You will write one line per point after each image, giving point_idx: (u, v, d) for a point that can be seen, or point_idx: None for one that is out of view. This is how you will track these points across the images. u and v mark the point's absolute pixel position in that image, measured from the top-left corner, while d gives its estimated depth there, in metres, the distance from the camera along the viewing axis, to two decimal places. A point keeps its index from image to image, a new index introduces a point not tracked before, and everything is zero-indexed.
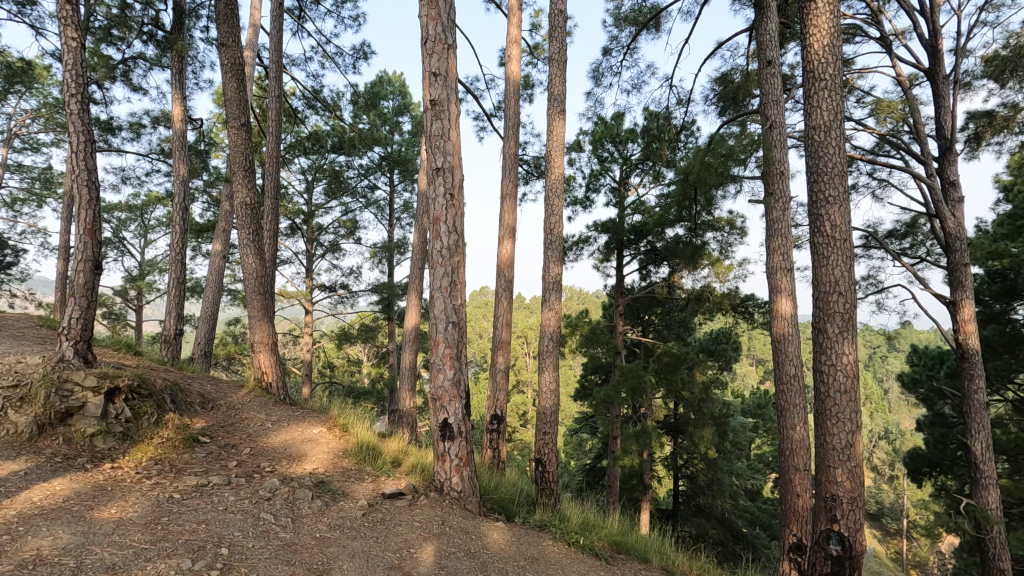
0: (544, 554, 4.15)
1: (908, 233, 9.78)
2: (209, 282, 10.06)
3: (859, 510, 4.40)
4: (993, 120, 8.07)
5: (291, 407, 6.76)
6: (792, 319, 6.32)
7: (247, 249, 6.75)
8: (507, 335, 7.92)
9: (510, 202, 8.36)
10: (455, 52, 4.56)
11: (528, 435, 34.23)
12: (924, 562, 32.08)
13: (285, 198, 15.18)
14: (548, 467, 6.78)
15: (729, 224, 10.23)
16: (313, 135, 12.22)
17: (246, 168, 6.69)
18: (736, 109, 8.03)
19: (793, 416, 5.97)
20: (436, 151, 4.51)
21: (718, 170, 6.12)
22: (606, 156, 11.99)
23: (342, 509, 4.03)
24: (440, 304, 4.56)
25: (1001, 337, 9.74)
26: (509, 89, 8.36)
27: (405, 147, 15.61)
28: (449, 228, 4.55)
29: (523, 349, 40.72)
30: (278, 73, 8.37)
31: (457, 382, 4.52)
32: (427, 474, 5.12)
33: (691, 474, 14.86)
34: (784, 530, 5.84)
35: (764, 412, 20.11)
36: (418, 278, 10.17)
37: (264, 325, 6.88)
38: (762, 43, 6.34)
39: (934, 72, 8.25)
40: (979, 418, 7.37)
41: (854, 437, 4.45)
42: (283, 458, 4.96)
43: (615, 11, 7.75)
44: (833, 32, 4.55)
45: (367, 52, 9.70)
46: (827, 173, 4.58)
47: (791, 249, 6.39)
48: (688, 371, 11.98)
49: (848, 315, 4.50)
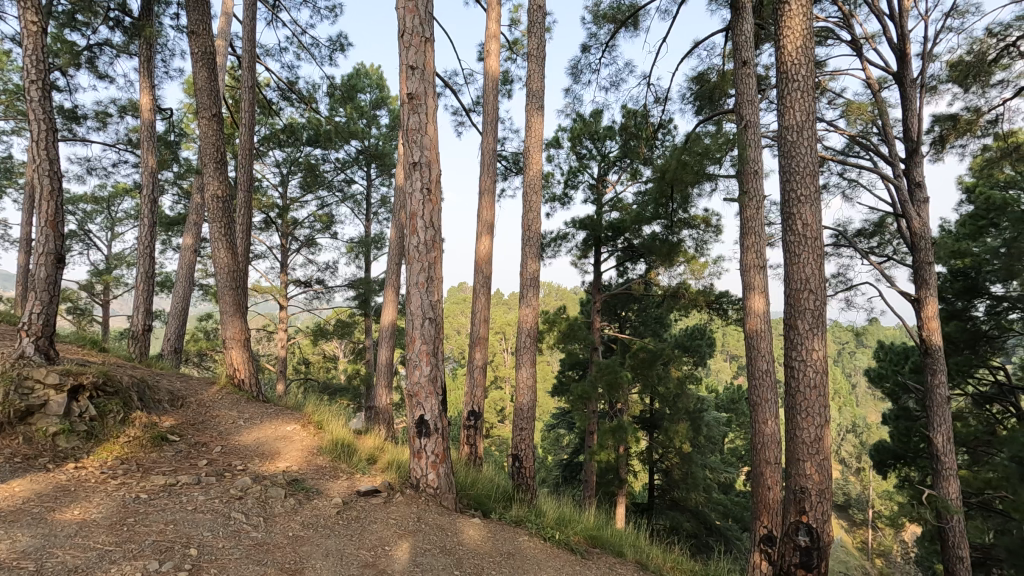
0: (519, 549, 4.15)
1: (876, 232, 10.06)
2: (179, 276, 9.78)
3: (826, 501, 4.50)
4: (957, 123, 8.31)
5: (264, 404, 6.62)
6: (764, 315, 6.43)
7: (219, 243, 6.59)
8: (484, 331, 7.89)
9: (488, 198, 8.32)
10: (433, 45, 4.52)
11: (504, 431, 35.03)
12: (888, 550, 33.41)
13: (258, 192, 14.87)
14: (524, 463, 6.76)
15: (704, 222, 10.43)
16: (288, 127, 11.99)
17: (217, 160, 6.52)
18: (712, 108, 8.12)
19: (765, 410, 6.11)
20: (413, 146, 4.47)
21: (693, 169, 6.20)
22: (585, 154, 12.06)
23: (315, 507, 3.97)
24: (417, 299, 4.53)
25: (962, 334, 10.05)
26: (487, 83, 8.31)
27: (383, 141, 15.42)
28: (426, 223, 4.51)
29: (501, 345, 41.06)
30: (251, 64, 8.15)
31: (434, 378, 4.50)
32: (403, 471, 5.09)
33: (666, 469, 15.13)
34: (755, 522, 5.95)
35: (737, 406, 20.58)
36: (395, 273, 10.07)
37: (236, 321, 6.72)
38: (737, 43, 6.42)
39: (902, 75, 8.47)
40: (941, 413, 7.60)
41: (823, 431, 4.55)
42: (256, 456, 4.87)
43: (594, 8, 7.75)
44: (806, 34, 4.62)
45: (344, 44, 9.58)
46: (799, 172, 4.67)
47: (764, 247, 6.49)
48: (664, 367, 12.10)
49: (818, 313, 4.60)
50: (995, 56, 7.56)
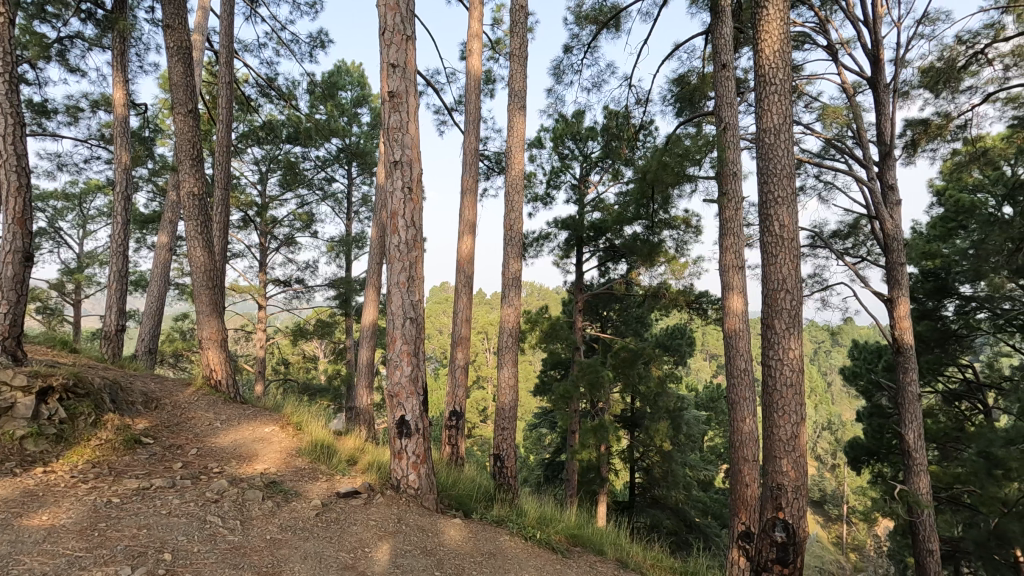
0: (500, 549, 4.15)
1: (851, 233, 10.29)
2: (154, 275, 9.56)
3: (802, 498, 4.58)
4: (928, 127, 8.53)
5: (242, 406, 6.51)
6: (743, 315, 6.53)
7: (194, 241, 6.46)
8: (466, 331, 7.87)
9: (470, 197, 8.30)
10: (414, 43, 4.50)
11: (487, 431, 35.01)
12: (862, 545, 34.23)
13: (236, 189, 14.62)
14: (506, 463, 6.76)
15: (684, 222, 10.55)
16: (267, 124, 11.82)
17: (193, 157, 6.41)
18: (692, 110, 8.21)
19: (743, 409, 6.20)
20: (394, 144, 4.44)
21: (674, 170, 6.26)
22: (567, 154, 12.10)
23: (293, 510, 3.92)
24: (398, 299, 4.50)
25: (933, 333, 10.33)
26: (469, 82, 8.28)
27: (364, 140, 15.30)
28: (407, 222, 4.48)
29: (483, 344, 41.00)
30: (229, 59, 8.01)
31: (414, 378, 4.47)
32: (384, 472, 5.05)
33: (646, 467, 15.28)
34: (734, 519, 6.03)
35: (716, 405, 20.86)
36: (376, 273, 9.99)
37: (213, 321, 6.59)
38: (717, 46, 6.51)
39: (876, 80, 8.66)
40: (912, 410, 7.79)
41: (798, 429, 4.63)
42: (233, 458, 4.79)
43: (576, 8, 7.78)
44: (783, 38, 4.70)
45: (324, 41, 9.48)
46: (776, 174, 4.74)
47: (742, 248, 6.59)
48: (645, 366, 12.22)
49: (795, 313, 4.68)
50: (965, 63, 7.76)
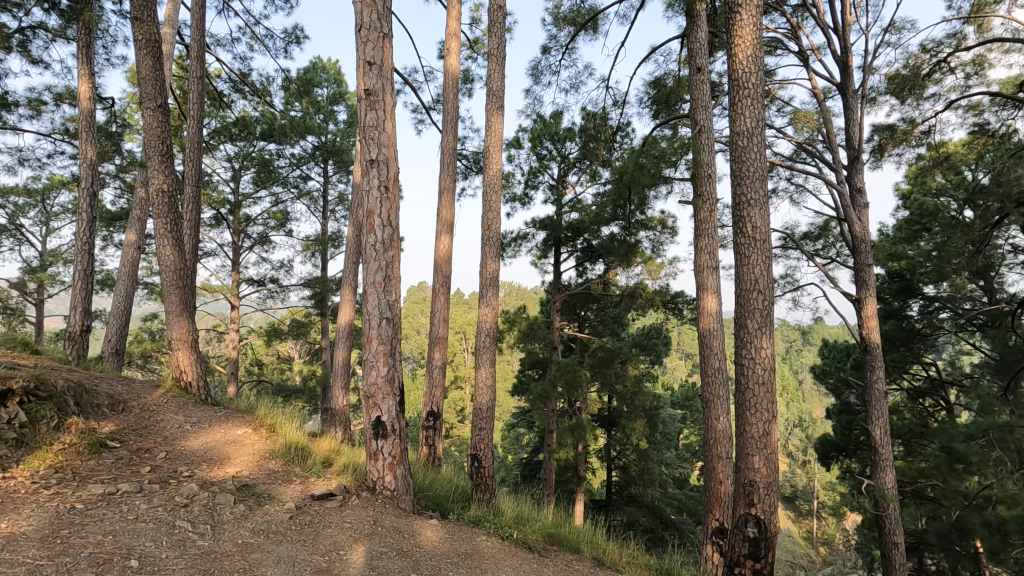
0: (477, 550, 4.14)
1: (821, 235, 10.55)
2: (121, 274, 9.29)
3: (773, 494, 4.67)
4: (894, 133, 8.80)
5: (213, 408, 6.37)
6: (716, 315, 6.64)
7: (164, 239, 6.30)
8: (444, 331, 7.84)
9: (448, 197, 8.27)
10: (391, 41, 4.46)
11: (464, 431, 34.95)
12: (831, 539, 35.25)
13: (208, 187, 14.30)
14: (483, 463, 6.75)
15: (661, 223, 10.68)
16: (241, 121, 11.58)
17: (162, 154, 6.26)
18: (668, 113, 8.32)
19: (716, 407, 6.31)
20: (370, 142, 4.40)
21: (650, 171, 6.34)
22: (545, 154, 12.16)
23: (266, 513, 3.86)
24: (373, 299, 4.46)
25: (898, 333, 10.62)
26: (447, 82, 8.25)
27: (340, 138, 15.12)
28: (383, 221, 4.45)
29: (461, 344, 40.96)
30: (200, 53, 7.83)
31: (391, 379, 4.44)
32: (359, 473, 5.00)
33: (623, 466, 15.44)
34: (707, 515, 6.12)
35: (691, 403, 21.22)
36: (353, 272, 9.88)
37: (183, 321, 6.43)
38: (693, 50, 6.62)
39: (845, 86, 8.88)
40: (878, 407, 8.02)
41: (769, 426, 4.73)
42: (203, 461, 4.68)
43: (554, 10, 7.81)
44: (756, 43, 4.79)
45: (300, 37, 9.33)
46: (749, 177, 4.83)
47: (716, 248, 6.70)
48: (622, 365, 12.33)
49: (766, 313, 4.78)
50: (929, 71, 8.02)
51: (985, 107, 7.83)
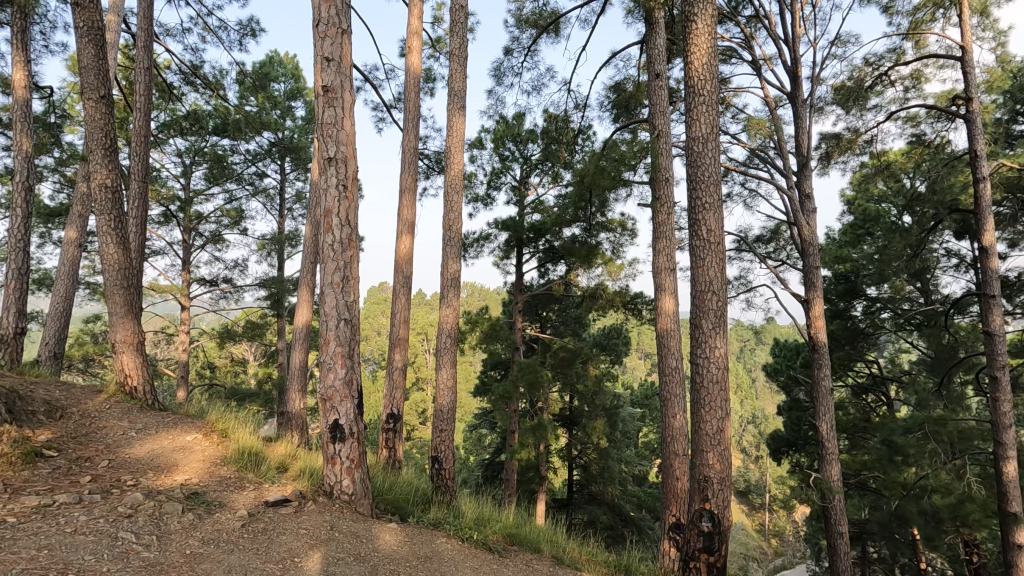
0: (437, 552, 4.11)
1: (772, 238, 10.96)
2: (60, 274, 8.78)
3: (726, 489, 4.81)
4: (840, 141, 9.22)
5: (161, 413, 6.08)
6: (674, 315, 6.81)
7: (107, 237, 6.00)
8: (405, 332, 7.74)
9: (409, 196, 8.19)
10: (350, 37, 4.39)
11: (426, 433, 34.69)
12: (782, 531, 36.70)
13: (156, 182, 13.69)
14: (444, 465, 6.71)
15: (621, 225, 10.86)
16: (192, 114, 11.15)
17: (105, 147, 5.96)
18: (628, 117, 8.48)
19: (673, 405, 6.46)
20: (328, 140, 4.32)
21: (611, 174, 6.44)
22: (507, 155, 12.18)
23: (217, 522, 3.72)
24: (331, 300, 4.38)
25: (843, 332, 11.12)
26: (409, 80, 8.17)
27: (298, 135, 14.76)
28: (341, 221, 4.37)
29: (422, 345, 40.61)
30: (148, 43, 7.49)
31: (349, 381, 4.36)
32: (316, 478, 4.89)
33: (584, 465, 15.62)
34: (665, 511, 6.24)
35: (650, 402, 21.69)
36: (310, 273, 9.65)
37: (128, 323, 6.10)
38: (651, 56, 6.77)
39: (795, 96, 9.26)
40: (825, 403, 8.37)
41: (724, 423, 4.87)
42: (149, 470, 4.48)
43: (516, 12, 7.85)
44: (711, 52, 4.95)
45: (255, 29, 9.06)
46: (704, 181, 4.97)
47: (674, 250, 6.86)
48: (583, 365, 12.48)
49: (720, 313, 4.93)
50: (871, 83, 8.45)
51: (922, 119, 8.30)
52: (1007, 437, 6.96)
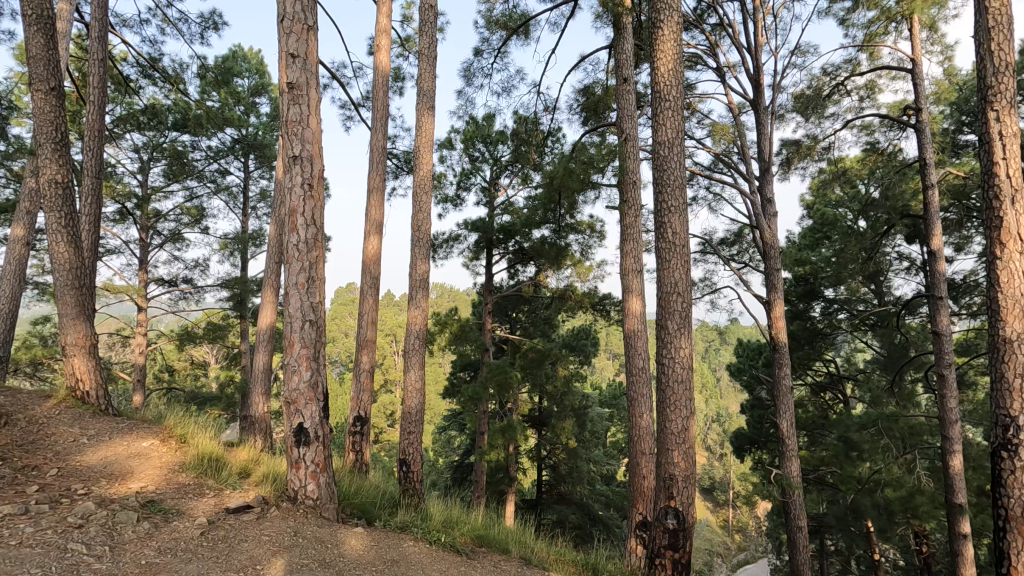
0: (404, 555, 4.08)
1: (735, 241, 11.25)
2: (5, 273, 8.34)
3: (691, 486, 4.91)
4: (800, 148, 9.53)
5: (115, 419, 5.84)
6: (641, 316, 6.91)
7: (57, 236, 5.74)
8: (373, 334, 7.64)
9: (377, 196, 8.09)
10: (317, 34, 4.32)
11: (394, 435, 34.33)
12: (745, 526, 37.67)
13: (111, 178, 13.15)
14: (412, 467, 6.65)
15: (589, 227, 10.97)
16: (150, 109, 10.75)
17: (55, 141, 5.71)
18: (597, 120, 8.58)
19: (640, 405, 6.56)
20: (293, 138, 4.24)
21: (579, 176, 6.51)
22: (477, 156, 12.16)
23: (174, 530, 3.60)
24: (296, 301, 4.29)
25: (803, 332, 11.48)
26: (377, 79, 8.07)
27: (263, 131, 14.41)
28: (306, 221, 4.29)
29: (391, 347, 40.14)
30: (103, 33, 7.19)
31: (314, 384, 4.28)
32: (279, 483, 4.78)
33: (553, 465, 15.70)
34: (632, 509, 6.32)
35: (618, 402, 21.97)
36: (275, 273, 9.43)
37: (79, 325, 5.83)
38: (619, 61, 6.87)
39: (757, 103, 9.52)
40: (786, 401, 8.62)
41: (688, 422, 4.97)
42: (102, 478, 4.30)
43: (486, 13, 7.85)
44: (677, 58, 5.05)
45: (218, 22, 8.80)
46: (670, 184, 5.07)
47: (641, 252, 6.97)
48: (552, 366, 12.56)
49: (685, 314, 5.03)
50: (829, 92, 8.76)
51: (875, 127, 8.65)
52: (953, 432, 7.30)
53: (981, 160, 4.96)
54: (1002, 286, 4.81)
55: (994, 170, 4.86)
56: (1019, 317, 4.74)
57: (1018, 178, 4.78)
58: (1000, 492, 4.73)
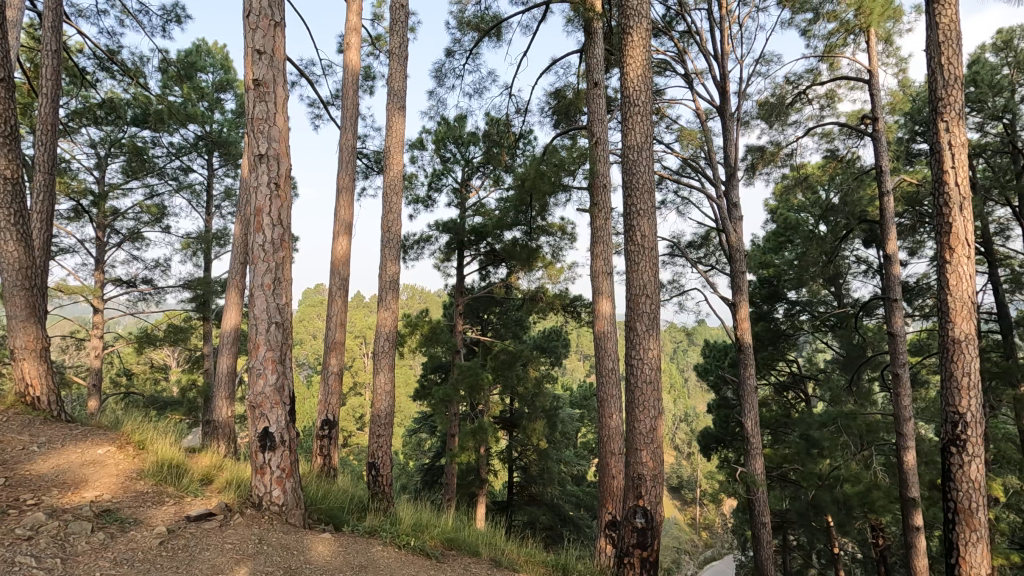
0: (372, 560, 4.03)
1: (703, 244, 11.49)
2: None
3: (659, 485, 4.98)
4: (764, 154, 9.80)
5: (68, 425, 5.59)
6: (610, 318, 6.99)
7: (6, 234, 5.47)
8: (341, 336, 7.52)
9: (346, 196, 7.97)
10: (284, 31, 4.25)
11: (363, 439, 33.90)
12: (712, 523, 38.46)
13: (65, 174, 12.62)
14: (382, 471, 6.57)
15: (560, 229, 11.05)
16: (107, 103, 10.36)
17: (4, 135, 5.44)
18: (568, 123, 8.65)
19: (610, 406, 6.63)
20: (259, 136, 4.14)
21: (551, 179, 6.55)
22: (449, 157, 12.11)
23: (131, 540, 3.48)
24: (261, 303, 4.19)
25: (767, 333, 11.79)
26: (347, 77, 7.97)
27: (228, 129, 14.06)
28: (272, 221, 4.20)
29: (360, 349, 39.57)
30: (57, 24, 6.89)
31: (280, 387, 4.19)
32: (243, 489, 4.67)
33: (524, 466, 15.74)
34: (601, 509, 6.37)
35: (588, 403, 22.17)
36: (239, 274, 9.21)
37: (30, 327, 5.57)
38: (590, 65, 6.94)
39: (724, 109, 9.75)
40: (750, 400, 8.83)
41: (656, 422, 5.05)
42: (53, 487, 4.11)
43: (458, 14, 7.82)
44: (645, 63, 5.13)
45: (181, 16, 8.54)
46: (639, 188, 5.14)
47: (611, 255, 7.06)
48: (523, 368, 12.59)
49: (653, 315, 5.11)
50: (791, 100, 9.04)
51: (835, 135, 8.97)
52: (907, 429, 7.60)
53: (932, 169, 5.19)
54: (951, 288, 5.03)
55: (944, 178, 5.09)
56: (967, 318, 4.97)
57: (965, 185, 5.02)
58: (949, 486, 4.96)
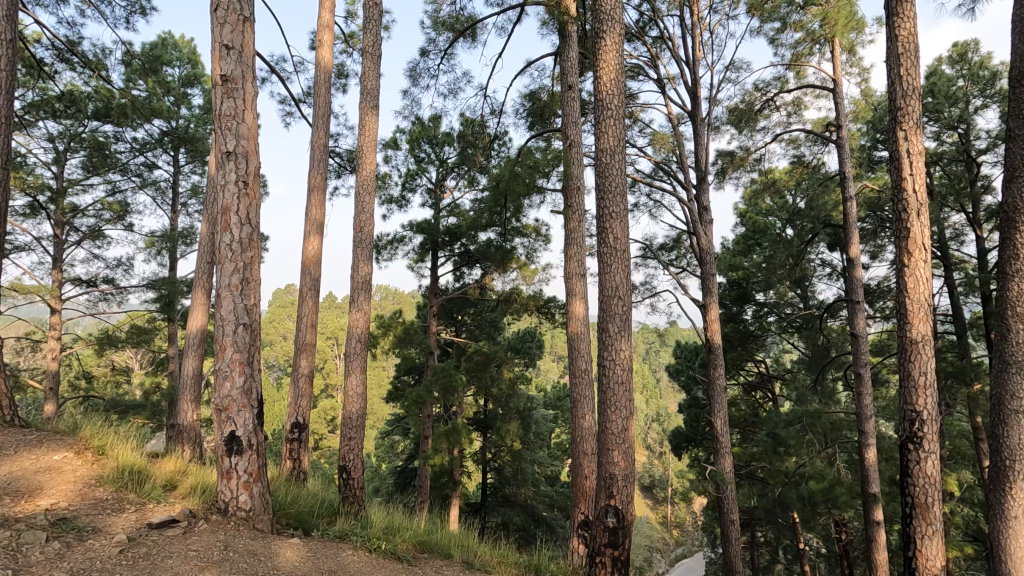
0: (342, 565, 3.97)
1: (674, 247, 11.68)
2: None
3: (630, 484, 5.04)
4: (733, 158, 10.02)
5: (22, 431, 5.35)
6: (583, 319, 7.04)
7: None
8: (312, 337, 7.39)
9: (318, 195, 7.86)
10: (253, 26, 4.16)
11: (334, 442, 33.39)
12: (682, 521, 39.08)
13: (20, 168, 12.10)
14: (353, 474, 6.48)
15: (535, 231, 11.09)
16: (67, 96, 9.96)
17: None
18: (542, 125, 8.69)
19: (583, 406, 6.67)
20: (227, 133, 4.05)
21: (525, 180, 6.56)
22: (423, 157, 12.04)
23: (89, 548, 3.36)
24: (228, 304, 4.10)
25: (736, 334, 12.03)
26: (319, 75, 7.84)
27: (195, 124, 13.71)
28: (240, 220, 4.12)
29: (332, 350, 38.96)
30: (12, 12, 6.57)
31: (247, 390, 4.09)
32: (208, 495, 4.55)
33: (498, 467, 15.72)
34: (574, 509, 6.40)
35: (562, 403, 22.28)
36: (206, 274, 8.98)
37: None
38: (564, 68, 6.97)
39: (695, 114, 9.93)
40: (719, 400, 8.99)
41: (627, 422, 5.11)
42: (5, 494, 3.94)
43: (433, 14, 7.78)
44: (618, 68, 5.19)
45: (146, 8, 8.27)
46: (611, 192, 5.20)
47: (584, 257, 7.12)
48: (497, 369, 12.61)
49: (625, 316, 5.17)
50: (760, 107, 9.26)
51: (801, 142, 9.23)
52: (868, 427, 7.86)
53: (892, 176, 5.38)
54: (909, 291, 5.23)
55: (902, 185, 5.27)
56: (923, 320, 5.18)
57: (922, 192, 5.21)
58: (907, 481, 5.15)
